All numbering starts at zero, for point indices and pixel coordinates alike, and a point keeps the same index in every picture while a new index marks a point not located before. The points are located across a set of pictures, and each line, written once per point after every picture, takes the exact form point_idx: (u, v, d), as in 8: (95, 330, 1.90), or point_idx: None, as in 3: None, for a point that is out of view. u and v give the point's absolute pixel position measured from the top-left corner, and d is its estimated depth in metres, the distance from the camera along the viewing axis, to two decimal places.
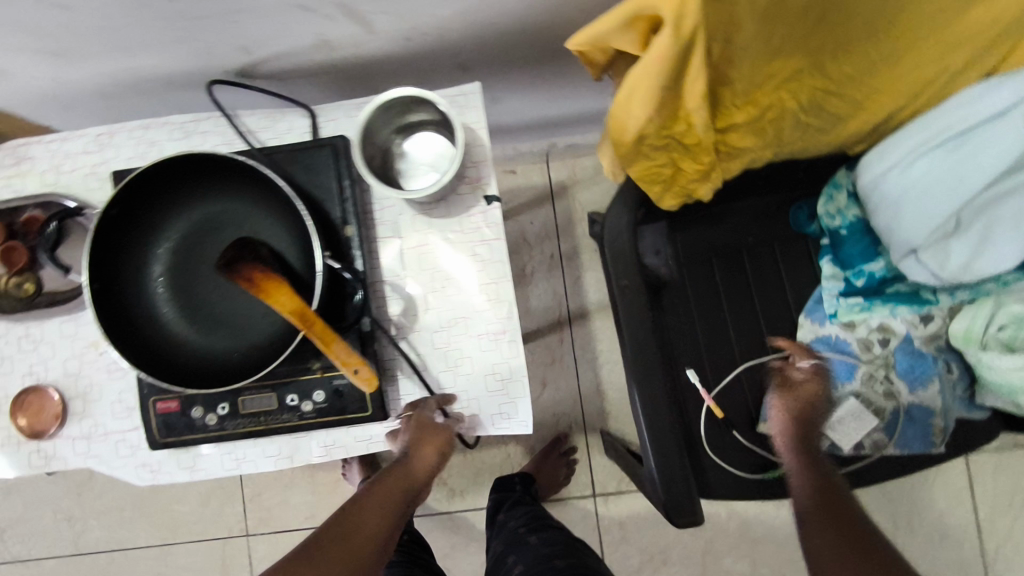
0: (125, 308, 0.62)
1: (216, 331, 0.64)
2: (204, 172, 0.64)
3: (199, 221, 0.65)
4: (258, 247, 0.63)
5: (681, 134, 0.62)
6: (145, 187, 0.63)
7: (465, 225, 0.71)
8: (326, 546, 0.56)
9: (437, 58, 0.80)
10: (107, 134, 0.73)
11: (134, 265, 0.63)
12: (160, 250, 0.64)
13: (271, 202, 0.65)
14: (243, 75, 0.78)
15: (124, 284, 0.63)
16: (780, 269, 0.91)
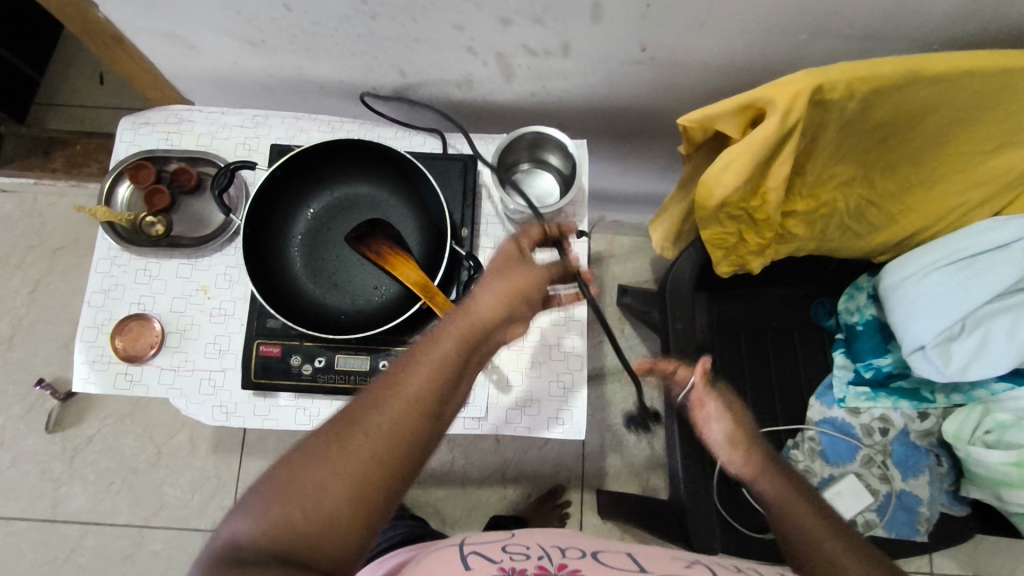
0: (267, 256, 0.71)
1: (335, 292, 0.73)
2: (355, 160, 0.74)
3: (342, 200, 0.75)
4: (388, 230, 0.73)
5: (754, 208, 0.76)
6: (308, 161, 0.73)
7: (556, 249, 0.81)
8: (366, 422, 0.49)
9: (546, 116, 0.95)
10: (263, 116, 0.85)
11: (281, 223, 0.73)
12: (304, 215, 0.74)
13: (407, 196, 0.75)
14: (384, 94, 0.91)
15: (270, 237, 0.72)
16: (797, 354, 1.02)
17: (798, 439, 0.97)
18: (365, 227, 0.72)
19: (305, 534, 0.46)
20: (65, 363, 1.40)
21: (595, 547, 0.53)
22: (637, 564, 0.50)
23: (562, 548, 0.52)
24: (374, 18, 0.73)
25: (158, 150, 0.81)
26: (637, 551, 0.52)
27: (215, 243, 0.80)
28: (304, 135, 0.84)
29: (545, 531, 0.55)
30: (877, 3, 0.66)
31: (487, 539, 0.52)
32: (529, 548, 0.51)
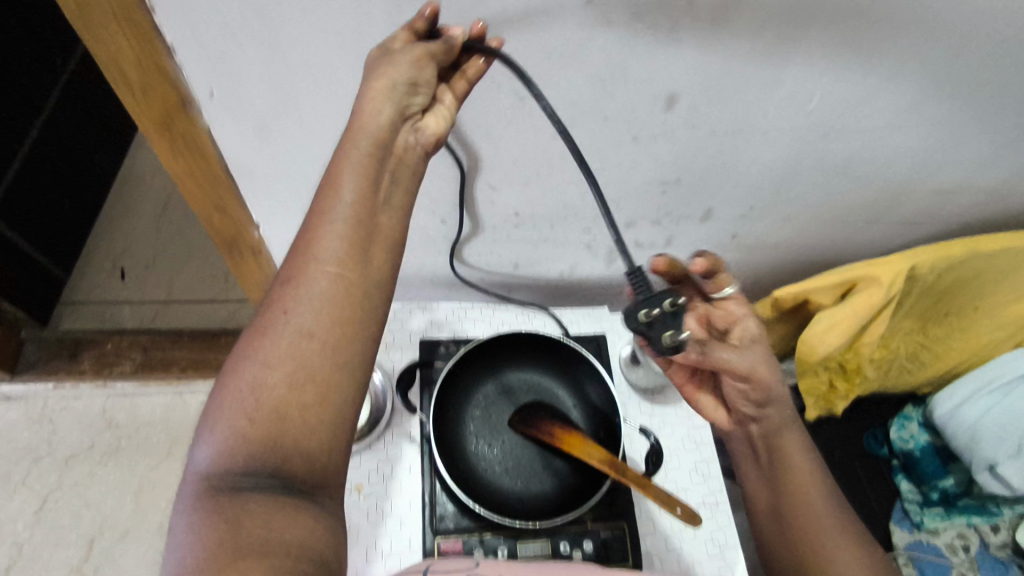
0: (448, 445, 0.74)
1: (511, 476, 0.74)
2: (511, 348, 0.80)
3: (506, 385, 0.79)
4: (553, 410, 0.77)
5: (847, 360, 0.89)
6: (478, 352, 0.79)
7: (680, 410, 0.89)
8: (291, 303, 0.45)
9: (627, 294, 1.06)
10: (392, 312, 0.90)
11: (455, 412, 0.76)
12: (475, 402, 0.78)
13: (567, 378, 0.80)
14: (489, 283, 1.00)
15: (448, 427, 0.75)
16: (865, 486, 1.09)
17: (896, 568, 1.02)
18: (532, 410, 0.76)
19: (268, 434, 0.42)
20: None
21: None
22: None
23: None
24: (519, 226, 0.84)
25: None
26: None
27: (364, 440, 0.80)
28: (435, 329, 0.89)
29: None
30: (919, 199, 0.86)
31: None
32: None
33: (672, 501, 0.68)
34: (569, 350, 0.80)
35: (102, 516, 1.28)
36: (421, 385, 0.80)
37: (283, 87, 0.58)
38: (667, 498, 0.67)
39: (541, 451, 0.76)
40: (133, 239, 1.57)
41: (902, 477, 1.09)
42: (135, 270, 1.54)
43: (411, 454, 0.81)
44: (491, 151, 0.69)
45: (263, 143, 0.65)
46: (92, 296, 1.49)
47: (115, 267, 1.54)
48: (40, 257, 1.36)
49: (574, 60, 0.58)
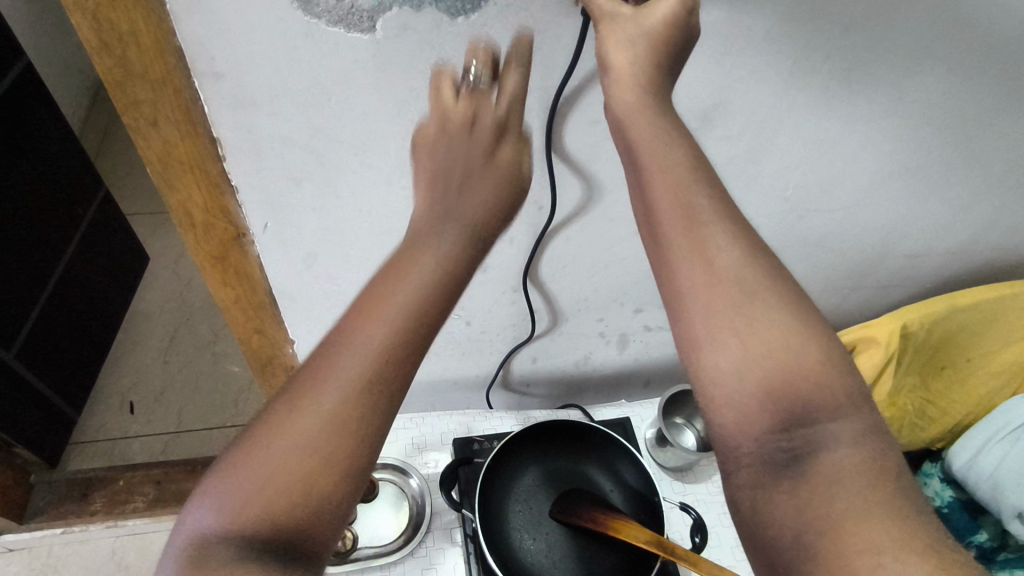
0: (495, 542, 0.75)
1: (560, 568, 0.75)
2: (546, 438, 0.83)
3: (545, 476, 0.81)
4: (593, 497, 0.78)
5: None
6: (514, 446, 0.82)
7: (712, 486, 0.90)
8: (286, 427, 0.41)
9: (639, 378, 1.10)
10: (422, 416, 0.93)
11: (499, 509, 0.78)
12: (517, 497, 0.79)
13: (602, 462, 0.83)
14: (508, 380, 1.03)
15: (494, 524, 0.76)
16: None
17: None
18: (573, 497, 0.78)
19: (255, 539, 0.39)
20: None
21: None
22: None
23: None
24: (536, 321, 0.89)
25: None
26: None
27: (409, 548, 0.80)
28: (465, 429, 0.92)
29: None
30: (897, 263, 0.94)
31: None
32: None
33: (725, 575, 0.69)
34: (600, 436, 0.83)
35: None
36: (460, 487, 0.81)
37: (330, 216, 0.65)
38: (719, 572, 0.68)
39: (586, 541, 0.76)
40: (141, 371, 1.59)
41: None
42: (143, 401, 1.54)
43: (455, 557, 0.81)
44: (512, 256, 0.76)
45: (306, 265, 0.71)
46: (101, 433, 1.48)
47: (123, 401, 1.54)
48: (53, 397, 1.36)
49: (585, 172, 0.66)
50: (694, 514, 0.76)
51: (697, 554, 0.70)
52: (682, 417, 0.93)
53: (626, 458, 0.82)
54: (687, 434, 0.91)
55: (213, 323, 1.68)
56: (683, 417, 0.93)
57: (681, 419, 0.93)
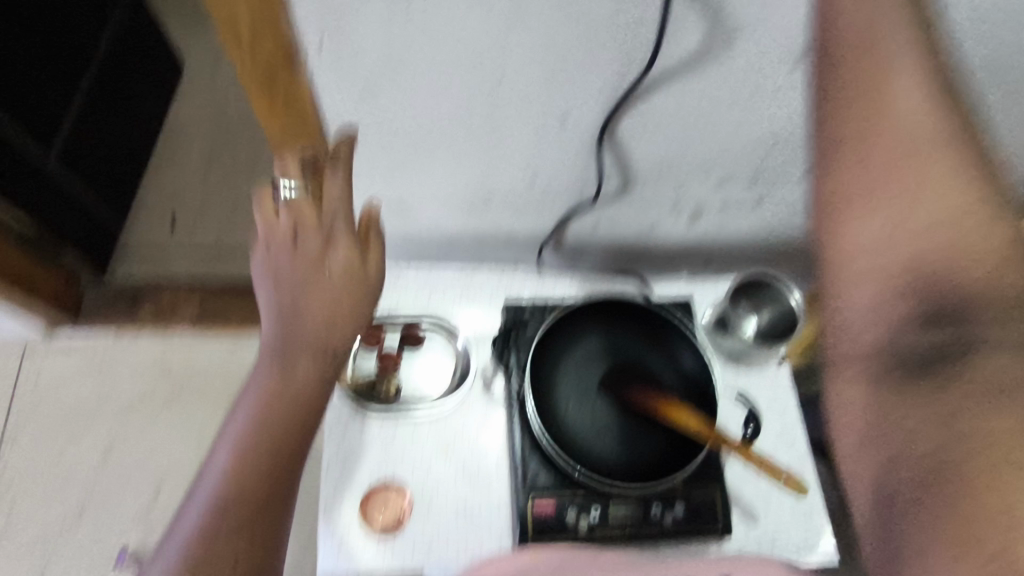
0: (542, 408, 0.74)
1: (605, 441, 0.74)
2: (604, 312, 0.79)
3: (598, 350, 0.78)
4: (645, 378, 0.75)
5: None
6: (571, 317, 0.78)
7: (765, 377, 0.87)
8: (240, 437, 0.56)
9: (700, 255, 1.03)
10: (472, 271, 0.88)
11: (548, 376, 0.76)
12: (567, 368, 0.77)
13: (659, 343, 0.79)
14: (562, 242, 0.97)
15: (542, 391, 0.75)
16: None
17: None
18: (626, 375, 0.76)
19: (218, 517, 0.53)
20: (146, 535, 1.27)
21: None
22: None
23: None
24: (607, 185, 0.81)
25: (384, 313, 0.84)
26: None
27: (453, 401, 0.80)
28: (515, 291, 0.88)
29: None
30: None
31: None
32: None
33: None
34: (662, 317, 0.79)
35: (166, 462, 1.33)
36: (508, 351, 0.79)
37: (397, 35, 0.54)
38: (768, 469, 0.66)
39: (632, 418, 0.75)
40: (181, 187, 1.55)
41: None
42: (184, 217, 1.52)
43: (495, 417, 0.81)
44: (597, 110, 0.66)
45: (364, 95, 0.61)
46: (144, 245, 1.49)
47: (165, 215, 1.52)
48: (97, 206, 1.35)
49: None
50: None
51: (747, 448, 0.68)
52: (747, 303, 0.86)
53: (686, 343, 0.78)
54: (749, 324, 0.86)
55: (250, 145, 1.61)
56: (748, 304, 0.86)
57: (745, 305, 0.87)
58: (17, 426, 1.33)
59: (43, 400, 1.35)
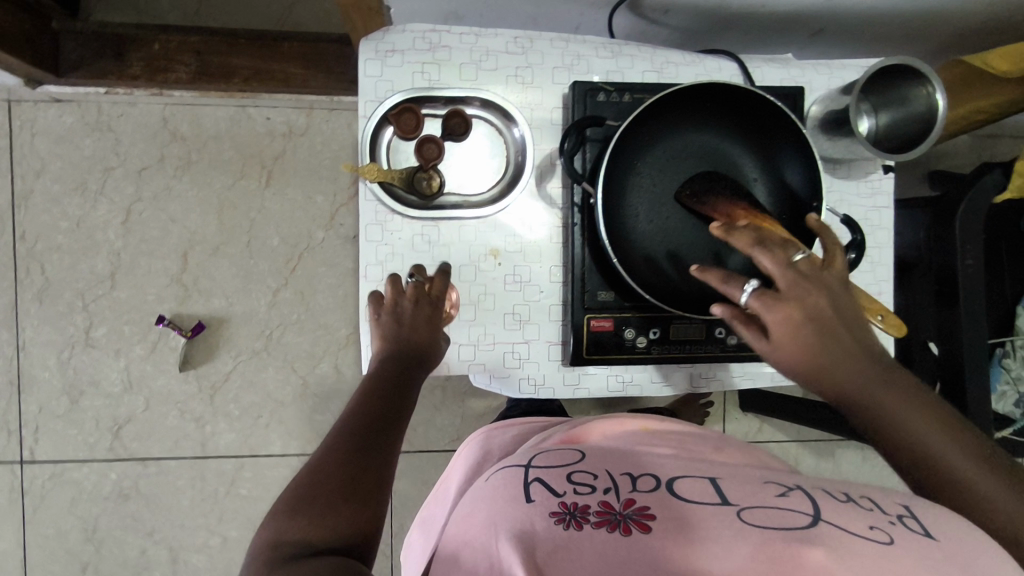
0: (613, 219, 0.63)
1: (678, 259, 0.65)
2: (700, 106, 0.64)
3: (684, 152, 0.65)
4: (738, 188, 0.63)
5: None
6: (657, 112, 0.63)
7: (863, 188, 0.75)
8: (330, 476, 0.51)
9: (810, 26, 0.82)
10: (530, 39, 0.70)
11: (623, 183, 0.64)
12: (644, 174, 0.64)
13: (759, 147, 0.65)
14: (642, 2, 0.76)
15: (614, 200, 0.63)
16: (1004, 270, 1.04)
17: (1008, 347, 1.01)
18: (716, 182, 0.63)
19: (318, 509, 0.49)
20: (181, 299, 1.30)
21: (715, 478, 0.49)
22: (719, 495, 0.46)
23: (632, 477, 0.50)
24: None
25: (424, 90, 0.67)
26: (722, 478, 0.49)
27: (503, 200, 0.69)
28: (582, 68, 0.70)
29: (617, 457, 0.54)
30: None
31: (551, 464, 0.53)
32: (596, 478, 0.50)
33: (877, 308, 0.58)
34: (771, 118, 0.64)
35: (189, 230, 1.29)
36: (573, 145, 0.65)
37: None
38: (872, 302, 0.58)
39: (711, 232, 0.65)
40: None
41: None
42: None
43: (552, 223, 0.70)
44: None
45: None
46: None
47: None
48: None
49: None
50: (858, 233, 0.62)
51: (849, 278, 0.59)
52: (867, 101, 0.70)
53: (793, 148, 0.64)
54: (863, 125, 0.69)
55: None
56: (868, 101, 0.70)
57: (864, 103, 0.70)
58: (25, 184, 1.26)
59: (47, 159, 1.26)
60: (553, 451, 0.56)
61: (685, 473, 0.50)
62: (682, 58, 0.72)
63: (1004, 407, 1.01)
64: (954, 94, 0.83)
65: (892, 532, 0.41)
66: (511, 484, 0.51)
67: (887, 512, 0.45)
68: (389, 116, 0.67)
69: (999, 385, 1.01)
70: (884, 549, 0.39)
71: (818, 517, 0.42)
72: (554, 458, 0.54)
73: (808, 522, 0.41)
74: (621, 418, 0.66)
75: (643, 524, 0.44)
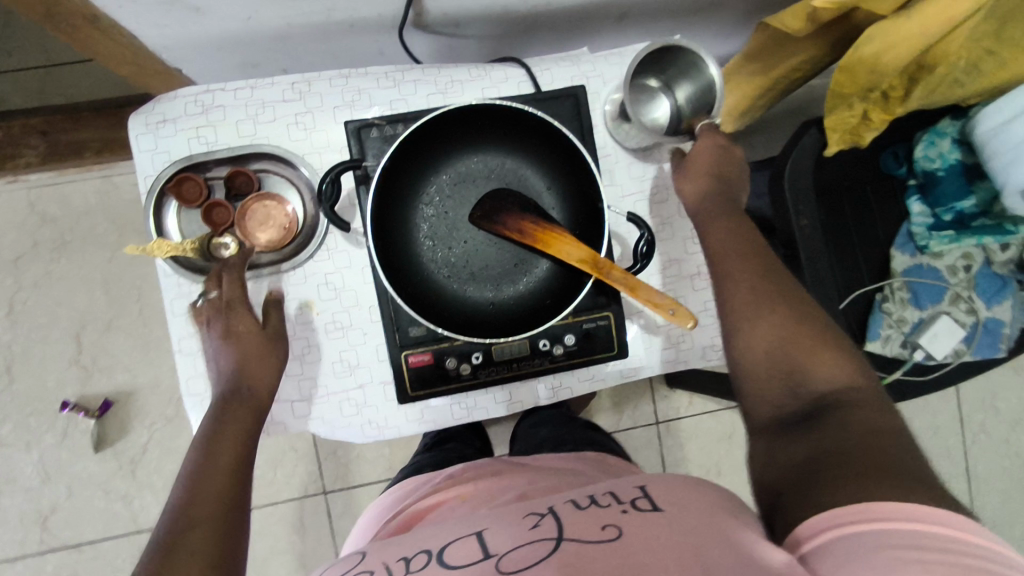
0: (397, 264, 0.61)
1: (476, 283, 0.64)
2: (464, 127, 0.61)
3: (460, 175, 0.64)
4: (526, 202, 0.62)
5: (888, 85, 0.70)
6: (416, 146, 0.60)
7: None
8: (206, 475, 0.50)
9: (611, 12, 0.81)
10: (307, 82, 0.68)
11: (403, 222, 0.62)
12: (423, 209, 0.63)
13: (535, 154, 0.64)
14: (425, 20, 0.75)
15: (395, 244, 0.61)
16: (870, 212, 0.94)
17: (885, 291, 0.91)
18: (495, 201, 0.62)
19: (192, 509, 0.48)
20: (84, 381, 1.23)
21: (479, 525, 0.45)
22: (479, 547, 0.43)
23: (410, 559, 0.44)
24: None
25: (197, 156, 0.65)
26: (489, 522, 0.45)
27: (306, 251, 0.68)
28: (362, 100, 0.69)
29: (400, 538, 0.47)
30: None
31: (335, 574, 0.45)
32: (374, 570, 0.43)
33: (664, 304, 0.57)
34: (537, 126, 0.61)
35: (78, 313, 1.23)
36: (360, 186, 0.67)
37: None
38: (658, 298, 0.57)
39: (511, 249, 0.65)
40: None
41: (915, 199, 0.91)
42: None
43: (364, 264, 0.69)
44: None
45: None
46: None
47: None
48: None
49: None
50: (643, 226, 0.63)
51: (635, 275, 0.58)
52: (658, 78, 0.70)
53: (563, 153, 0.62)
54: (660, 107, 0.70)
55: None
56: (659, 79, 0.70)
57: (655, 82, 0.70)
58: None
59: None
60: (344, 558, 0.48)
61: (452, 531, 0.45)
62: (467, 75, 0.70)
63: (890, 352, 0.91)
64: (768, 59, 0.81)
65: (623, 525, 0.41)
66: None
67: (623, 499, 0.45)
68: (169, 187, 0.65)
69: (882, 331, 0.91)
70: (612, 557, 0.39)
71: (560, 538, 0.41)
72: (343, 565, 0.47)
73: (548, 550, 0.40)
74: (440, 495, 0.57)
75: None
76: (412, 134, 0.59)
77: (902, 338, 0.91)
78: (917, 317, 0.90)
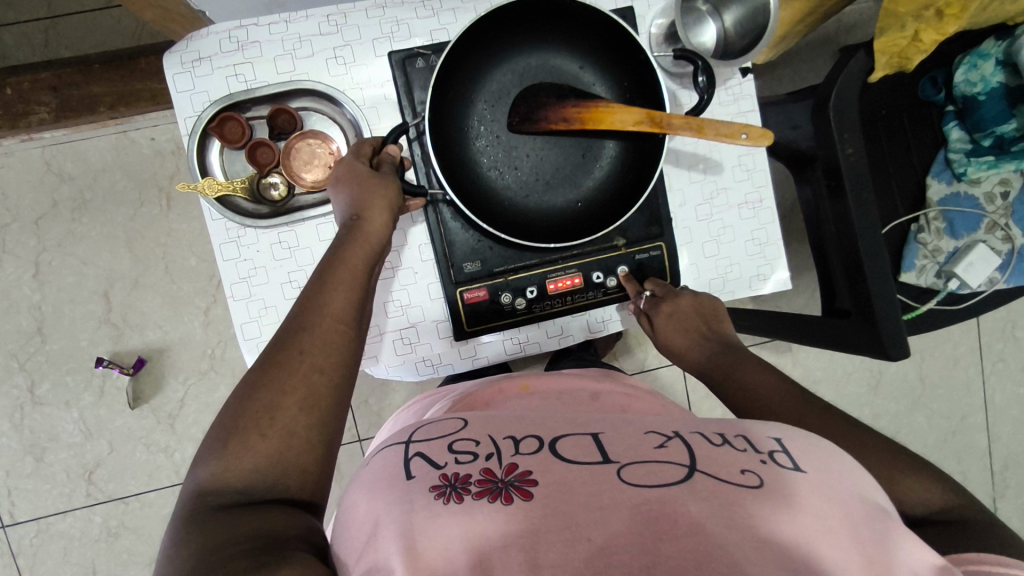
0: (460, 179, 0.61)
1: (533, 190, 0.64)
2: (534, 28, 0.61)
3: (520, 85, 0.62)
4: (561, 91, 0.61)
5: None
6: (487, 37, 0.60)
7: None
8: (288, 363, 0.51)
9: None
10: None
11: (468, 150, 0.62)
12: (482, 111, 0.62)
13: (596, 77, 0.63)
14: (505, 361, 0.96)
15: (454, 165, 0.61)
16: (909, 138, 0.98)
17: (922, 222, 0.98)
18: (535, 97, 0.61)
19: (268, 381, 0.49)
20: None
21: (600, 431, 0.51)
22: (600, 452, 0.49)
23: (517, 441, 0.50)
24: None
25: (238, 93, 0.62)
26: (607, 431, 0.51)
27: None
28: (429, 324, 0.69)
29: (500, 419, 0.53)
30: None
31: (434, 436, 0.51)
32: (478, 442, 0.49)
33: (734, 131, 0.53)
34: (597, 76, 0.63)
35: None
36: (434, 207, 0.66)
37: None
38: (728, 126, 0.52)
39: (573, 143, 0.64)
40: (46, 283, 1.14)
41: (954, 125, 0.94)
42: (36, 253, 1.14)
43: None
44: None
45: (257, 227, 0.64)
46: (28, 399, 1.15)
47: (34, 265, 1.14)
48: None
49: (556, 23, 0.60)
50: (637, 150, 0.62)
51: (696, 119, 0.54)
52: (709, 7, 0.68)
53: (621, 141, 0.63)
54: (708, 31, 0.68)
55: None
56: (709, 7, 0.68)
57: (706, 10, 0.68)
58: None
59: None
60: (437, 421, 0.54)
61: (569, 430, 0.52)
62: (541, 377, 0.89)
63: (928, 281, 0.97)
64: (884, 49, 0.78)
65: (762, 474, 0.46)
66: (390, 466, 0.49)
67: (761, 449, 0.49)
68: None
69: (918, 261, 0.97)
70: (738, 496, 0.44)
71: (693, 466, 0.46)
72: (435, 430, 0.52)
73: (685, 474, 0.45)
74: (502, 383, 0.68)
75: (527, 489, 0.45)
76: (489, 27, 0.59)
77: (939, 266, 0.97)
78: (951, 246, 0.96)
